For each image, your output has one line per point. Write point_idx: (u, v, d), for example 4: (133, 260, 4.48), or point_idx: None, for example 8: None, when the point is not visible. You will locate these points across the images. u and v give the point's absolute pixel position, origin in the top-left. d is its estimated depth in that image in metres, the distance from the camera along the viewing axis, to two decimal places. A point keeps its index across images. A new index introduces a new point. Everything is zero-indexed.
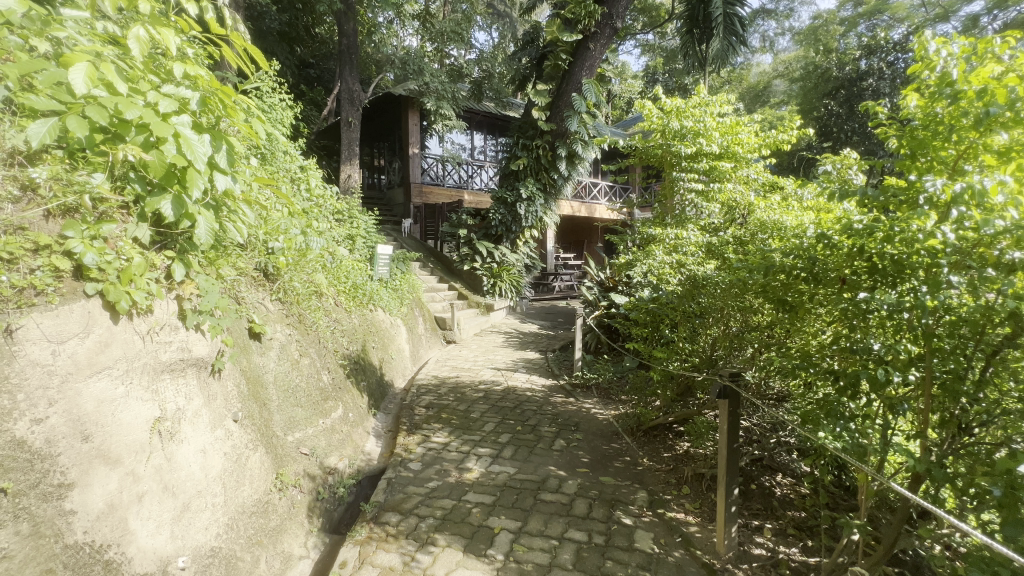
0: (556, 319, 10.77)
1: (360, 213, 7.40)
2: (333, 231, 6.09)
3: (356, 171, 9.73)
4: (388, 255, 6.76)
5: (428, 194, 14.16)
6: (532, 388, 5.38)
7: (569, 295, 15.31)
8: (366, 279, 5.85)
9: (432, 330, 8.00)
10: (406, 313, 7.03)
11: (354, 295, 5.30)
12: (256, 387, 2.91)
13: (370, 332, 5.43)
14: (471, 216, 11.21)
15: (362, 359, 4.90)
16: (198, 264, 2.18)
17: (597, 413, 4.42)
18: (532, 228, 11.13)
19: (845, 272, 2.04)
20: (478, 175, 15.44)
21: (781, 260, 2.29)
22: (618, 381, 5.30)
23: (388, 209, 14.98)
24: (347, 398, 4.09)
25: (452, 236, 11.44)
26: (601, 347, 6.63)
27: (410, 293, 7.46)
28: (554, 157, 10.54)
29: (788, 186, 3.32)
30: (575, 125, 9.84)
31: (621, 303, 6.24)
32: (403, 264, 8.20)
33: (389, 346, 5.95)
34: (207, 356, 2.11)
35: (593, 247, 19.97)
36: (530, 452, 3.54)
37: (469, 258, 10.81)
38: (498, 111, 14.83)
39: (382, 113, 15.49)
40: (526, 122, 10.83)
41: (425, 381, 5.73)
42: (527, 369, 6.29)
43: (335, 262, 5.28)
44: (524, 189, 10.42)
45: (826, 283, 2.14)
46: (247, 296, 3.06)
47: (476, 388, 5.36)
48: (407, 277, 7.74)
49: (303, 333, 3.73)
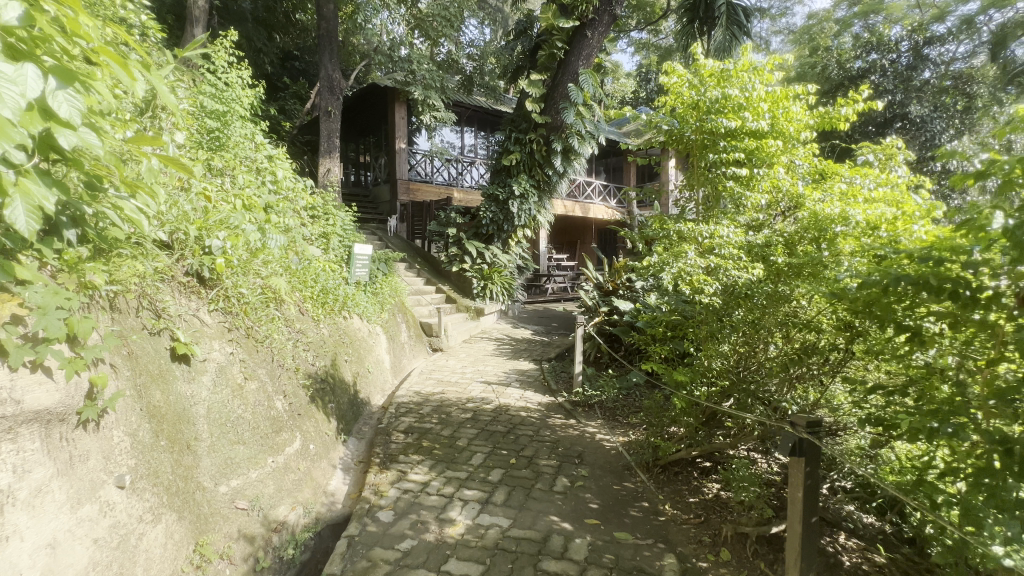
0: (551, 323, 10.16)
1: (338, 209, 6.74)
2: (304, 229, 5.43)
3: (336, 166, 9.02)
4: (367, 256, 6.08)
5: (416, 192, 13.49)
6: (527, 407, 4.76)
7: (563, 296, 14.72)
8: (339, 282, 5.17)
9: (417, 338, 7.35)
10: (387, 321, 6.36)
11: (324, 303, 4.63)
12: (177, 426, 2.28)
13: (344, 344, 4.77)
14: (460, 215, 10.57)
15: (331, 376, 4.25)
16: (33, 264, 1.62)
17: (604, 441, 3.82)
18: (524, 228, 10.52)
19: (1017, 302, 1.61)
20: (468, 171, 14.78)
21: (905, 279, 1.79)
22: (625, 399, 4.71)
23: (373, 208, 14.29)
24: (309, 425, 3.45)
25: (441, 235, 10.80)
26: (603, 359, 6.02)
27: (392, 298, 6.78)
28: (548, 152, 9.93)
29: (842, 171, 2.63)
30: (570, 117, 9.27)
31: (625, 310, 5.65)
32: (386, 266, 7.54)
33: (367, 359, 5.29)
34: (51, 406, 1.58)
35: (586, 248, 19.42)
36: (527, 495, 2.93)
37: (458, 259, 10.17)
38: (489, 105, 14.19)
39: (367, 107, 14.84)
40: (518, 114, 10.21)
41: (407, 398, 5.09)
42: (520, 382, 5.67)
43: (299, 264, 4.58)
44: (517, 185, 9.81)
45: (979, 313, 1.69)
46: (169, 307, 2.47)
47: (463, 407, 4.74)
48: (389, 280, 7.08)
49: (252, 350, 3.06)
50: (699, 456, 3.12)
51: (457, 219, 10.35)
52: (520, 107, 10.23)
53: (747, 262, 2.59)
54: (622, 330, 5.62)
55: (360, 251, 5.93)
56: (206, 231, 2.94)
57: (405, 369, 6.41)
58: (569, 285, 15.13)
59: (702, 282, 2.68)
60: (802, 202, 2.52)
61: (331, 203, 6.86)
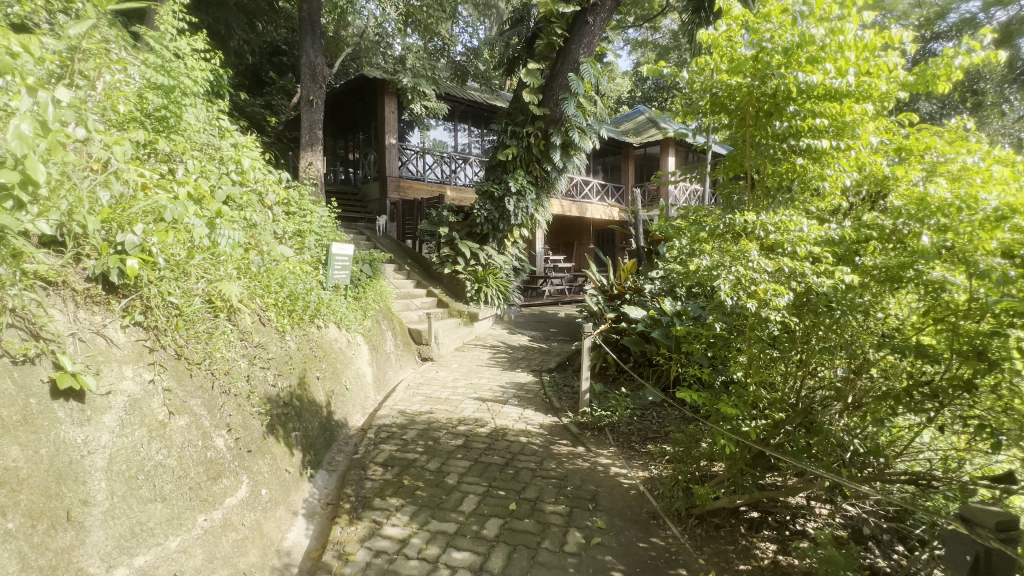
0: (550, 329, 9.55)
1: (317, 205, 6.09)
2: (272, 226, 4.79)
3: (318, 159, 8.38)
4: (347, 257, 5.42)
5: (407, 190, 12.85)
6: (527, 431, 4.14)
7: (561, 298, 14.14)
8: (311, 285, 4.51)
9: (404, 348, 6.70)
10: (369, 329, 5.70)
11: (290, 312, 3.97)
12: (46, 494, 1.68)
13: (314, 359, 4.11)
14: (452, 213, 9.92)
15: (297, 399, 3.60)
16: None
17: (621, 477, 3.22)
18: (521, 227, 9.92)
19: None
20: (462, 169, 14.14)
21: None
22: (641, 421, 4.10)
23: (361, 207, 13.64)
24: (262, 463, 2.82)
25: (432, 235, 10.16)
26: (610, 372, 5.42)
27: (375, 303, 6.11)
28: (546, 146, 9.32)
29: (939, 144, 1.99)
30: (570, 109, 8.70)
31: (637, 319, 4.95)
32: (372, 268, 6.89)
33: (344, 374, 4.65)
34: None
35: (584, 249, 18.84)
36: (531, 560, 2.34)
37: (450, 260, 9.53)
38: (484, 99, 13.57)
39: (357, 101, 14.21)
40: (514, 107, 9.57)
41: (389, 419, 4.45)
42: (519, 398, 5.05)
43: (260, 266, 3.92)
44: (513, 182, 9.19)
45: None
46: (52, 327, 1.85)
47: (453, 430, 4.11)
48: (374, 283, 6.43)
49: (182, 376, 2.41)
50: (743, 504, 2.55)
51: (449, 218, 9.70)
52: (516, 99, 9.63)
53: (827, 263, 2.04)
54: (635, 341, 4.96)
55: (337, 250, 5.22)
56: (114, 226, 2.29)
57: (390, 383, 5.76)
58: (567, 287, 14.53)
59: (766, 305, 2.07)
60: (893, 185, 1.97)
61: (308, 199, 6.23)
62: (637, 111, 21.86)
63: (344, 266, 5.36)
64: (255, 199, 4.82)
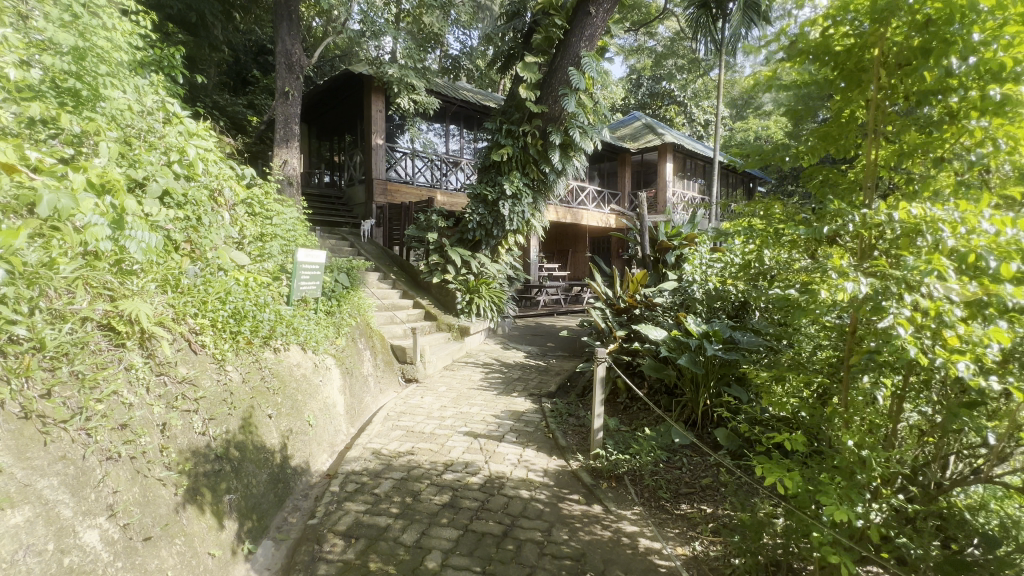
0: (546, 344, 8.87)
1: (285, 205, 5.33)
2: (225, 227, 4.02)
3: (293, 157, 7.61)
4: (316, 267, 4.64)
5: (394, 193, 12.10)
6: (529, 480, 3.37)
7: (556, 308, 13.51)
8: (268, 299, 3.74)
9: (385, 369, 5.91)
10: (343, 350, 4.90)
11: (234, 336, 3.17)
12: None
13: (265, 393, 3.30)
14: (443, 218, 9.21)
15: (236, 449, 2.80)
16: None
17: (659, 559, 2.46)
18: (516, 234, 9.21)
19: None
20: (453, 172, 13.49)
21: None
22: (671, 471, 3.34)
23: (346, 211, 12.89)
24: (169, 553, 2.04)
25: (421, 241, 9.39)
26: (621, 400, 4.76)
27: (350, 319, 5.32)
28: (545, 146, 8.65)
29: None
30: (571, 106, 8.02)
31: (657, 340, 4.13)
32: (350, 278, 6.12)
33: (308, 407, 3.84)
34: None
35: (579, 257, 18.27)
36: None
37: (439, 268, 8.76)
38: (477, 100, 12.92)
39: (345, 99, 13.49)
40: (510, 103, 8.89)
41: (359, 463, 3.64)
42: (517, 433, 4.29)
43: (196, 277, 3.17)
44: (509, 183, 8.48)
45: None
46: None
47: (439, 480, 3.33)
48: (351, 295, 5.67)
49: (23, 446, 1.64)
50: None
51: (439, 222, 8.96)
52: (511, 96, 8.96)
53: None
54: (654, 367, 4.17)
55: (303, 256, 4.40)
56: None
57: (366, 412, 4.97)
58: (562, 297, 13.91)
59: (953, 357, 1.50)
60: None
61: (276, 199, 5.48)
62: (635, 116, 21.32)
63: (311, 274, 4.57)
64: (205, 197, 4.06)
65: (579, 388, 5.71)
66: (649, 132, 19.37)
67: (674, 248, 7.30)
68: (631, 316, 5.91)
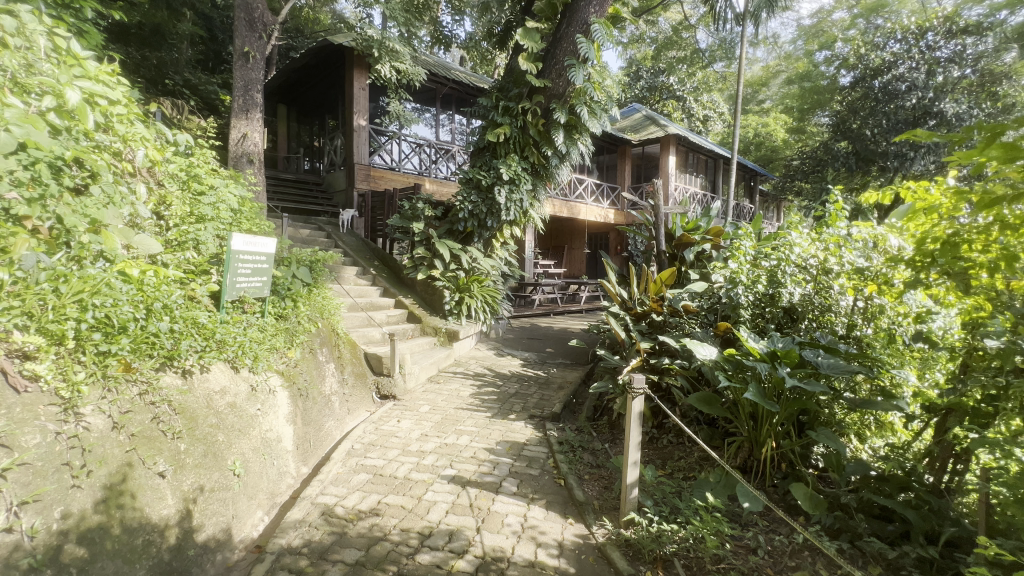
0: (545, 350, 7.93)
1: (229, 181, 4.27)
2: (119, 203, 2.98)
3: (256, 130, 6.52)
4: (253, 256, 3.59)
5: (377, 180, 11.03)
6: (539, 566, 2.38)
7: (553, 308, 12.58)
8: (174, 301, 2.67)
9: (356, 385, 4.88)
10: (297, 365, 3.86)
11: (101, 358, 2.12)
12: None
13: (156, 441, 2.25)
14: (430, 206, 8.13)
15: (79, 545, 1.78)
16: None
17: None
18: (512, 225, 8.21)
19: None
20: (443, 159, 12.44)
21: None
22: (744, 556, 2.34)
23: (325, 198, 11.79)
24: None
25: (405, 232, 8.34)
26: (646, 429, 3.88)
27: (309, 324, 4.26)
28: (547, 126, 7.63)
29: None
30: (579, 78, 7.01)
31: (707, 358, 3.10)
32: (315, 273, 5.08)
33: (234, 450, 2.80)
34: None
35: (575, 253, 17.43)
36: None
37: (425, 263, 7.71)
38: (470, 80, 11.91)
39: (324, 77, 12.48)
40: (508, 77, 7.83)
41: (301, 533, 2.62)
42: (521, 478, 3.30)
43: (48, 267, 2.12)
44: (506, 167, 7.45)
45: None
46: None
47: (408, 567, 2.33)
48: (312, 294, 4.61)
49: None
50: None
51: (426, 211, 7.90)
52: (509, 68, 7.93)
53: None
54: (702, 397, 3.16)
55: (236, 242, 3.37)
56: None
57: (326, 444, 3.94)
58: (559, 296, 12.99)
59: None
60: None
61: (220, 174, 4.42)
62: (634, 107, 20.41)
63: (248, 263, 3.55)
64: (99, 160, 3.03)
65: (589, 410, 4.73)
66: (650, 124, 18.47)
67: (696, 244, 6.37)
68: (651, 323, 5.00)
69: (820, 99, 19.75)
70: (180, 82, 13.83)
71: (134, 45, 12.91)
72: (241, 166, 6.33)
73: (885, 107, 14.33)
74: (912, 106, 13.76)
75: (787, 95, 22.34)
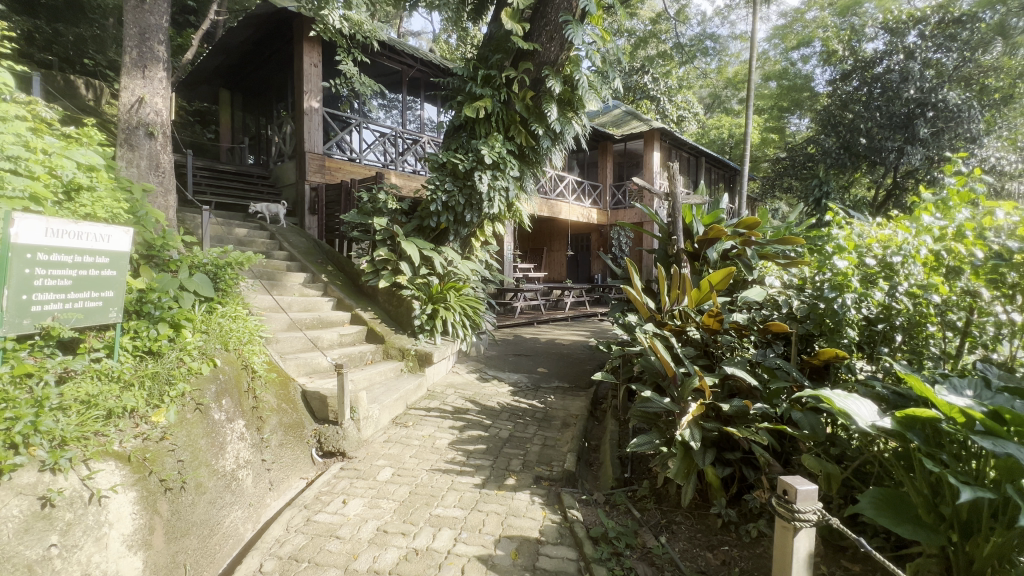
0: (537, 370, 6.59)
1: (68, 141, 2.71)
2: None
3: (161, 96, 4.94)
4: (71, 257, 2.11)
5: (333, 172, 9.45)
6: None
7: (536, 316, 11.30)
8: None
9: (285, 445, 3.36)
10: (166, 431, 2.34)
11: None
12: None
13: None
14: (394, 197, 6.66)
15: None
16: None
17: None
18: (495, 219, 6.82)
19: None
20: (411, 151, 11.01)
21: None
22: None
23: (274, 193, 10.13)
24: None
25: (365, 231, 6.85)
26: (716, 510, 2.67)
27: (199, 363, 2.73)
28: (536, 100, 6.31)
29: None
30: (577, 38, 5.67)
31: (878, 429, 1.77)
32: (222, 283, 3.54)
33: None
34: None
35: (554, 256, 16.41)
36: None
37: (389, 267, 6.23)
38: (439, 61, 10.52)
39: (270, 55, 10.89)
40: (488, 41, 6.45)
41: None
42: None
43: None
44: (488, 148, 6.07)
45: None
46: None
47: None
48: (208, 318, 3.08)
49: None
50: None
51: (390, 203, 6.45)
52: (488, 34, 6.56)
53: None
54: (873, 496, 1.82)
55: (21, 229, 1.88)
56: None
57: (224, 561, 2.44)
58: (542, 303, 11.73)
59: None
60: None
61: (62, 133, 2.87)
62: (612, 103, 19.45)
63: (60, 269, 2.08)
64: None
65: (619, 470, 3.39)
66: (631, 118, 17.47)
67: (724, 241, 4.88)
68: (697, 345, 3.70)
69: (798, 99, 19.21)
70: (104, 64, 11.84)
71: (45, 17, 10.95)
72: (136, 139, 4.73)
73: (881, 100, 13.57)
74: (910, 97, 13.05)
75: (764, 93, 21.80)
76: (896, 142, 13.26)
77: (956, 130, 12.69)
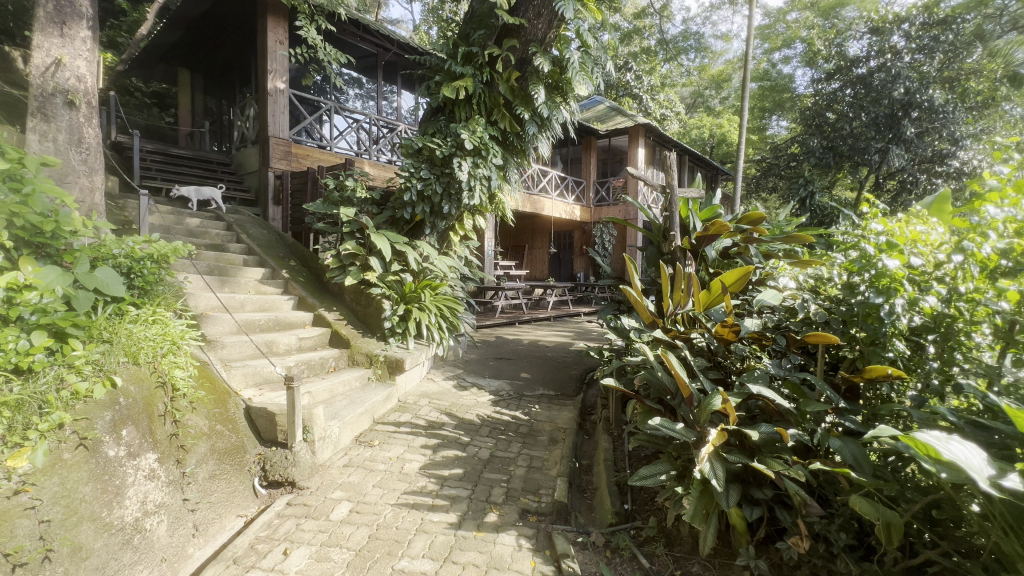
0: (520, 376, 6.06)
1: None
2: None
3: (86, 58, 4.22)
4: None
5: (300, 159, 8.72)
6: None
7: (518, 316, 10.78)
8: None
9: (217, 477, 2.73)
10: (25, 482, 1.92)
11: None
12: None
13: None
14: (364, 185, 6.03)
15: None
16: None
17: None
18: (475, 211, 6.25)
19: None
20: (386, 140, 10.38)
21: None
22: None
23: (235, 181, 9.32)
24: None
25: (332, 222, 6.20)
26: (743, 561, 2.20)
27: (90, 384, 2.24)
28: (522, 82, 5.77)
29: None
30: (568, 11, 5.14)
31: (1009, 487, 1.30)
32: (138, 280, 2.92)
33: None
34: None
35: (535, 253, 15.93)
36: None
37: (357, 263, 5.61)
38: (417, 44, 9.88)
39: (233, 31, 10.05)
40: (469, 15, 5.87)
41: None
42: None
43: None
44: (468, 131, 5.50)
45: None
46: None
47: None
48: (108, 323, 2.50)
49: None
50: None
51: (359, 192, 5.83)
52: (470, 9, 5.96)
53: None
54: None
55: None
56: None
57: None
58: (524, 302, 11.21)
59: None
60: None
61: None
62: (594, 99, 19.04)
63: None
64: None
65: (619, 503, 2.90)
66: (616, 114, 17.10)
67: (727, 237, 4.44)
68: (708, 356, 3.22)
69: (779, 99, 19.20)
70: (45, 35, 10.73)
71: None
72: (52, 108, 3.99)
73: (866, 100, 13.49)
74: (896, 97, 12.98)
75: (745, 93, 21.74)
76: (880, 143, 13.20)
77: (940, 131, 12.70)
